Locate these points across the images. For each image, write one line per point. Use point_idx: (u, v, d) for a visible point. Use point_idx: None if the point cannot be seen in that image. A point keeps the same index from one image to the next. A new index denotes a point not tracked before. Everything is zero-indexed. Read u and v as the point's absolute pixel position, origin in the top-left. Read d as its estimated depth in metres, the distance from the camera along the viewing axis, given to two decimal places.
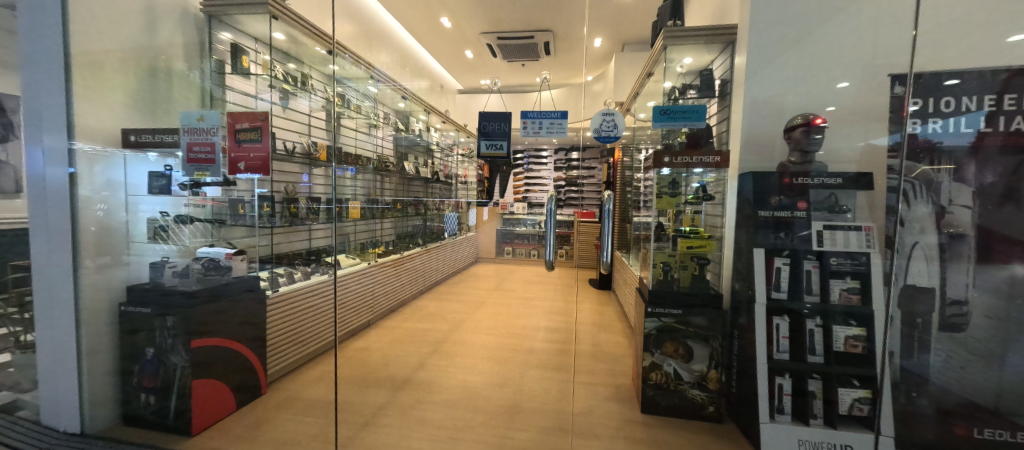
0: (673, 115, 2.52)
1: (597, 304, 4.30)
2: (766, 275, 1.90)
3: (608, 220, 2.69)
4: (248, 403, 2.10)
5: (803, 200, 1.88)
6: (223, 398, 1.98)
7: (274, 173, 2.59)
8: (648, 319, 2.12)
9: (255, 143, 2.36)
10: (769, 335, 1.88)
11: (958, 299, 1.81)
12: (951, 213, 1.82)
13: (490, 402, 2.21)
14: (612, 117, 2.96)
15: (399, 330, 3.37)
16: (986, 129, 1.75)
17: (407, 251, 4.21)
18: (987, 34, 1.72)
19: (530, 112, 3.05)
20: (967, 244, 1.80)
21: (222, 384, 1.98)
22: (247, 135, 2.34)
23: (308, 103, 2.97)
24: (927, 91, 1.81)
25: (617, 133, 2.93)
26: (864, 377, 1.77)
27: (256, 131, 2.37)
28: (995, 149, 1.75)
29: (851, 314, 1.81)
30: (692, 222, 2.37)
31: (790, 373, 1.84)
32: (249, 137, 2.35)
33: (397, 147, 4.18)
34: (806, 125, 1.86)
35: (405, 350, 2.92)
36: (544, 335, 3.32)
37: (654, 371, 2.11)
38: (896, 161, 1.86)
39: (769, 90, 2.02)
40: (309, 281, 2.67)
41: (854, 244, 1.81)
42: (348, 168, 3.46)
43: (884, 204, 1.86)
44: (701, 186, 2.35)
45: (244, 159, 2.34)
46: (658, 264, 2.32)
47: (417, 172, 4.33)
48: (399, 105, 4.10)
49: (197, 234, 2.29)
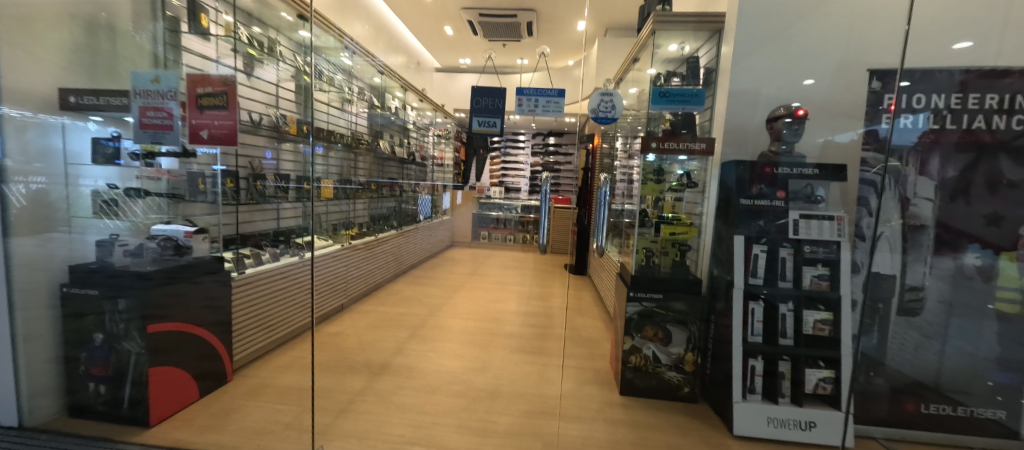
0: (671, 98, 2.44)
1: (574, 288, 4.36)
2: (745, 262, 1.94)
3: (602, 208, 2.70)
4: (212, 391, 1.97)
5: (782, 190, 1.93)
6: (184, 388, 1.83)
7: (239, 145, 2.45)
8: (630, 304, 2.14)
9: (220, 110, 2.15)
10: (746, 318, 1.93)
11: (915, 285, 1.91)
12: (915, 205, 1.89)
13: (473, 387, 2.19)
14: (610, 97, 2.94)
15: (375, 313, 3.27)
16: (947, 125, 1.82)
17: (382, 233, 4.08)
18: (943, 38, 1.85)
19: (525, 88, 2.97)
20: (926, 235, 1.88)
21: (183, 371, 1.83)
22: (210, 100, 2.12)
23: (275, 73, 2.75)
24: (904, 86, 1.86)
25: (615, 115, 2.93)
26: (830, 359, 1.87)
27: (221, 96, 2.16)
28: (953, 145, 1.84)
29: (820, 299, 1.90)
30: (673, 209, 2.37)
31: (762, 355, 1.92)
32: (212, 103, 2.13)
33: (372, 124, 3.99)
34: (789, 116, 1.94)
35: (381, 335, 2.83)
36: (522, 320, 3.33)
37: (633, 354, 2.15)
38: (871, 152, 1.93)
39: (750, 81, 2.05)
40: (278, 263, 2.51)
41: (827, 233, 1.90)
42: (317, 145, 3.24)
43: (857, 194, 1.96)
44: (684, 173, 2.33)
45: (208, 127, 2.13)
46: (641, 249, 2.34)
47: (389, 152, 4.18)
48: (376, 81, 3.91)
49: (151, 210, 2.06)
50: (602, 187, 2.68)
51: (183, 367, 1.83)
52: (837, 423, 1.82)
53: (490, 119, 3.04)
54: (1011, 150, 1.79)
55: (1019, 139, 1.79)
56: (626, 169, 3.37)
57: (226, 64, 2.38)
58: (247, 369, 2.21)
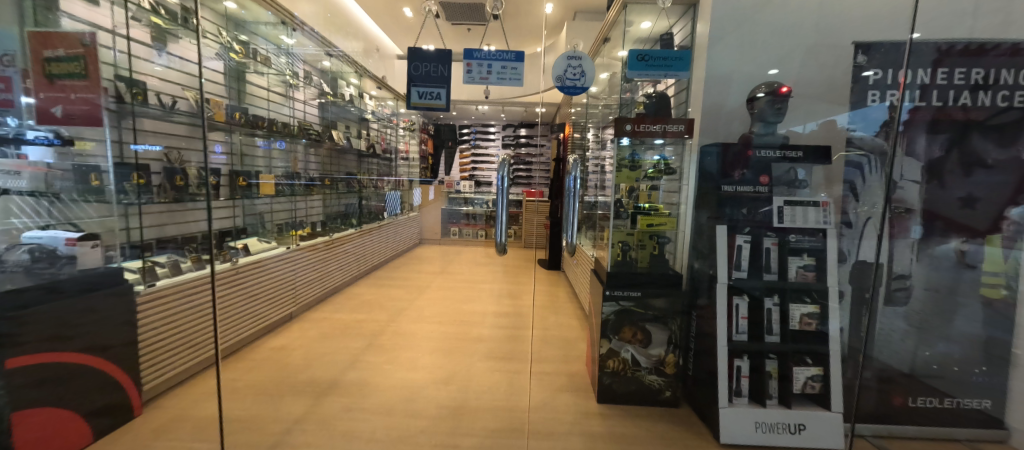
0: (651, 62, 2.24)
1: (548, 284, 4.17)
2: (728, 253, 1.77)
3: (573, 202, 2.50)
4: (111, 431, 1.63)
5: (766, 175, 1.77)
6: (65, 430, 1.50)
7: (147, 127, 2.11)
8: (606, 303, 1.95)
9: (78, 80, 1.74)
10: (729, 314, 1.77)
11: (902, 273, 1.80)
12: (901, 189, 1.79)
13: (434, 404, 1.94)
14: (578, 61, 2.69)
15: (329, 321, 2.96)
16: (919, 102, 1.74)
17: (340, 232, 3.74)
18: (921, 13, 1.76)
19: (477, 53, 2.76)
20: (913, 220, 1.78)
21: (64, 409, 1.50)
22: (60, 67, 1.70)
23: (198, 51, 2.39)
24: (890, 61, 1.75)
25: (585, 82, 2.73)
26: (817, 355, 1.75)
27: (79, 62, 1.74)
28: (927, 123, 1.74)
29: (806, 291, 1.78)
30: (649, 199, 2.16)
31: (748, 355, 1.77)
32: (62, 71, 1.71)
33: (324, 114, 3.63)
34: (772, 94, 1.78)
35: (333, 347, 2.53)
36: (493, 321, 3.11)
37: (611, 358, 1.97)
38: (855, 131, 1.82)
39: (729, 59, 1.89)
40: (201, 272, 2.15)
41: (812, 220, 1.76)
42: (276, 141, 3.07)
43: (843, 177, 1.83)
44: (661, 159, 2.15)
45: (63, 102, 1.72)
46: (616, 244, 2.13)
47: (343, 142, 3.81)
48: (324, 65, 3.55)
49: (17, 214, 1.65)
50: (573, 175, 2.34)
51: (60, 406, 1.49)
52: (827, 425, 1.69)
53: (433, 90, 2.76)
54: (985, 129, 1.70)
55: (992, 118, 1.70)
56: (599, 158, 3.16)
57: (125, 35, 1.98)
58: (163, 399, 1.86)
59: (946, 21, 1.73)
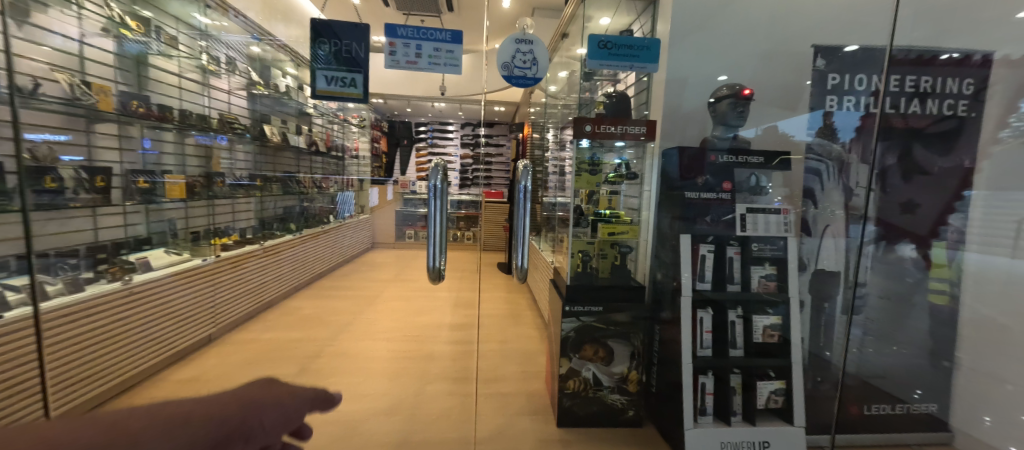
0: (615, 51, 1.97)
1: (508, 290, 4.00)
2: (692, 264, 1.67)
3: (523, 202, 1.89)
4: None
5: (728, 181, 1.69)
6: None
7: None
8: (566, 319, 1.80)
9: None
10: (694, 329, 1.68)
11: (858, 281, 1.80)
12: (857, 196, 1.78)
13: (372, 442, 1.70)
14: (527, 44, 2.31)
15: (258, 343, 2.61)
16: (871, 109, 1.74)
17: (279, 238, 3.36)
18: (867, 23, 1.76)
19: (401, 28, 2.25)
20: (868, 227, 1.78)
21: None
22: None
23: (77, 28, 2.00)
24: (845, 66, 1.74)
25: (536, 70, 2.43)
26: (779, 368, 1.69)
27: None
28: (876, 130, 1.75)
29: (767, 302, 1.71)
30: (610, 205, 2.01)
31: (712, 371, 1.69)
32: None
33: (255, 107, 3.20)
34: (733, 96, 1.69)
35: (257, 375, 2.20)
36: (448, 334, 2.89)
37: (571, 378, 1.82)
38: (815, 139, 1.79)
39: (691, 59, 1.82)
40: (74, 296, 1.77)
41: (774, 229, 1.69)
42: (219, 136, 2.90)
43: (802, 185, 1.80)
44: (621, 162, 2.02)
45: None
46: (576, 253, 1.96)
47: (277, 138, 3.32)
48: (252, 52, 3.10)
49: None
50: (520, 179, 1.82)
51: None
52: (791, 440, 1.63)
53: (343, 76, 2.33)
54: (925, 139, 1.71)
55: (931, 126, 1.71)
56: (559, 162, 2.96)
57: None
58: None
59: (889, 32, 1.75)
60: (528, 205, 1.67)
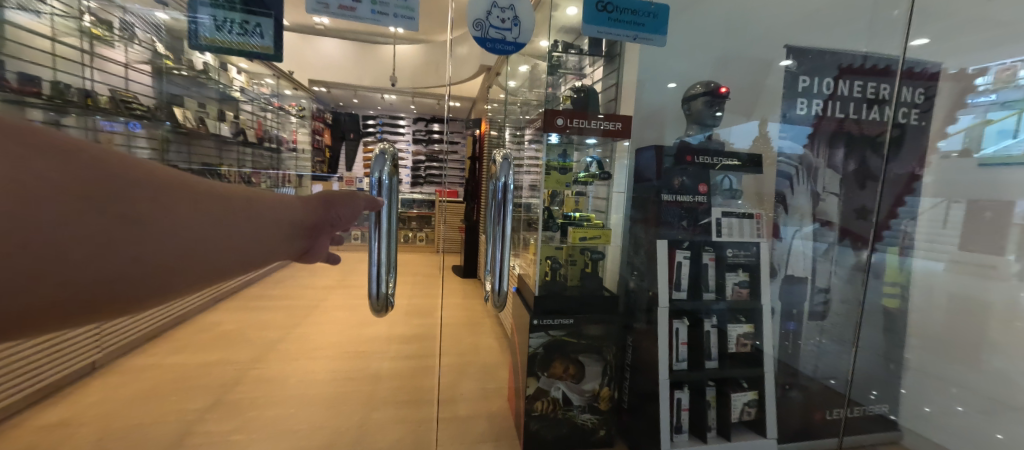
0: (617, 17, 1.71)
1: (464, 294, 3.78)
2: (668, 271, 1.58)
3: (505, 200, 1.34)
4: None
5: (704, 184, 1.60)
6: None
7: None
8: (533, 335, 1.61)
9: None
10: (670, 340, 1.58)
11: (822, 287, 1.82)
12: (824, 201, 1.78)
13: None
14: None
15: (160, 372, 2.18)
16: (823, 112, 1.73)
17: None
18: (828, 27, 1.75)
19: None
20: (832, 232, 1.80)
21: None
22: None
23: None
24: (813, 69, 1.72)
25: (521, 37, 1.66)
26: (752, 378, 1.64)
27: None
28: (828, 135, 1.75)
29: (741, 310, 1.65)
30: (577, 207, 1.85)
31: (687, 386, 1.60)
32: None
33: (161, 87, 2.77)
34: (709, 94, 1.63)
35: (152, 416, 1.82)
36: (398, 348, 2.62)
37: (539, 399, 1.66)
38: (785, 142, 1.75)
39: (662, 52, 1.77)
40: None
41: (747, 233, 1.64)
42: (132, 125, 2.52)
43: (773, 190, 1.76)
44: (594, 161, 1.85)
45: None
46: (543, 260, 1.78)
47: (194, 124, 3.00)
48: (156, 18, 2.48)
49: None
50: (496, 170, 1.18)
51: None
52: None
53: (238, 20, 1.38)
54: (877, 145, 1.74)
55: (884, 133, 1.74)
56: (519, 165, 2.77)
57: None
58: None
59: (850, 35, 1.74)
60: (512, 208, 1.15)
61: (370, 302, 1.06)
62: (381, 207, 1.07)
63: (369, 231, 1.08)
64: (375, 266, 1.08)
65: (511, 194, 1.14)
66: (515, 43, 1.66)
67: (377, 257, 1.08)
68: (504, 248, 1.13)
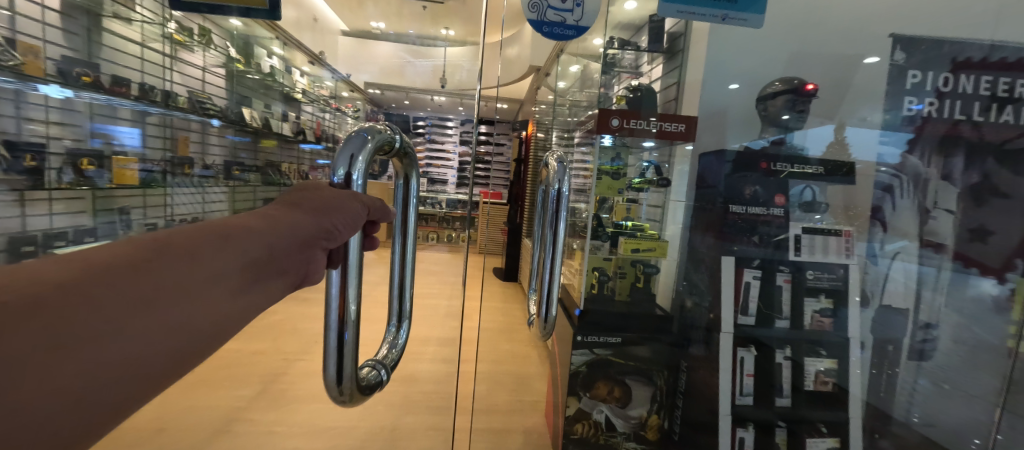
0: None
1: (505, 298, 3.73)
2: (732, 293, 1.40)
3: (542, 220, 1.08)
4: None
5: (782, 194, 1.42)
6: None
7: None
8: (576, 352, 1.52)
9: None
10: (733, 370, 1.39)
11: (928, 322, 1.53)
12: (933, 219, 1.49)
13: None
14: None
15: (216, 356, 2.33)
16: (930, 112, 1.45)
17: None
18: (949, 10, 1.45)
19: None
20: (944, 256, 1.50)
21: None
22: None
23: None
24: (930, 61, 1.44)
25: (586, 22, 1.40)
26: (832, 422, 1.41)
27: None
28: (935, 138, 1.46)
29: (821, 343, 1.42)
30: (628, 215, 1.71)
31: (753, 423, 1.40)
32: None
33: (233, 87, 2.95)
34: (794, 91, 1.48)
35: (207, 399, 1.94)
36: (436, 349, 2.60)
37: (580, 421, 1.57)
38: (890, 147, 1.49)
39: (737, 45, 1.58)
40: None
41: (833, 252, 1.40)
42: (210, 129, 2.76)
43: (869, 205, 1.51)
44: (650, 166, 1.65)
45: None
46: (590, 271, 1.67)
47: (259, 124, 3.00)
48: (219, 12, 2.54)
49: None
50: (544, 180, 1.06)
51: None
52: None
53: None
54: (1004, 154, 1.41)
55: (1017, 139, 1.40)
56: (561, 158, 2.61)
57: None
58: None
59: (978, 16, 1.42)
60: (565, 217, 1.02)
61: (332, 388, 0.72)
62: (350, 254, 0.66)
63: (332, 277, 0.67)
64: (334, 335, 0.68)
65: (564, 204, 1.02)
66: (577, 26, 1.41)
67: (341, 318, 0.67)
68: (553, 262, 1.00)
